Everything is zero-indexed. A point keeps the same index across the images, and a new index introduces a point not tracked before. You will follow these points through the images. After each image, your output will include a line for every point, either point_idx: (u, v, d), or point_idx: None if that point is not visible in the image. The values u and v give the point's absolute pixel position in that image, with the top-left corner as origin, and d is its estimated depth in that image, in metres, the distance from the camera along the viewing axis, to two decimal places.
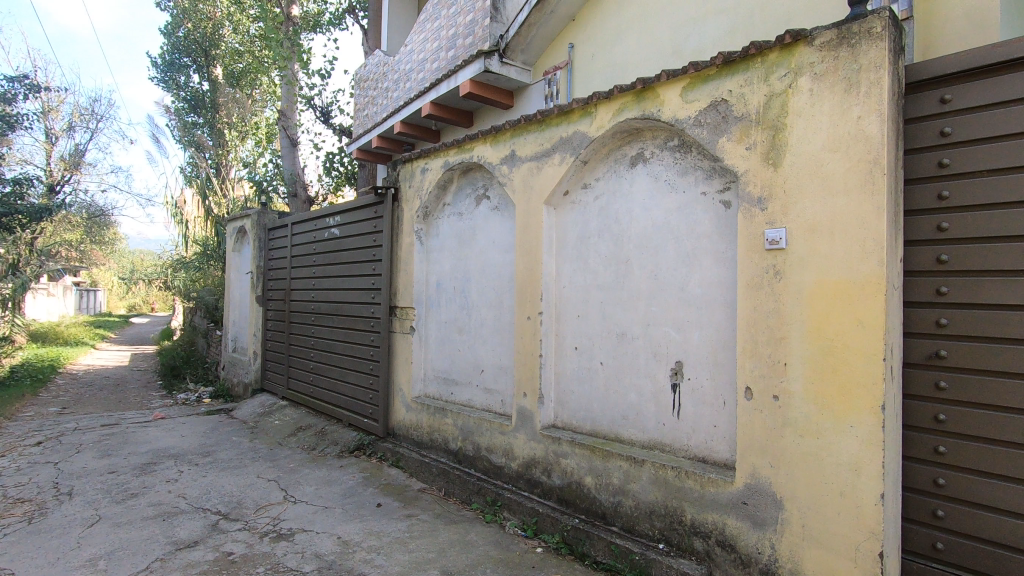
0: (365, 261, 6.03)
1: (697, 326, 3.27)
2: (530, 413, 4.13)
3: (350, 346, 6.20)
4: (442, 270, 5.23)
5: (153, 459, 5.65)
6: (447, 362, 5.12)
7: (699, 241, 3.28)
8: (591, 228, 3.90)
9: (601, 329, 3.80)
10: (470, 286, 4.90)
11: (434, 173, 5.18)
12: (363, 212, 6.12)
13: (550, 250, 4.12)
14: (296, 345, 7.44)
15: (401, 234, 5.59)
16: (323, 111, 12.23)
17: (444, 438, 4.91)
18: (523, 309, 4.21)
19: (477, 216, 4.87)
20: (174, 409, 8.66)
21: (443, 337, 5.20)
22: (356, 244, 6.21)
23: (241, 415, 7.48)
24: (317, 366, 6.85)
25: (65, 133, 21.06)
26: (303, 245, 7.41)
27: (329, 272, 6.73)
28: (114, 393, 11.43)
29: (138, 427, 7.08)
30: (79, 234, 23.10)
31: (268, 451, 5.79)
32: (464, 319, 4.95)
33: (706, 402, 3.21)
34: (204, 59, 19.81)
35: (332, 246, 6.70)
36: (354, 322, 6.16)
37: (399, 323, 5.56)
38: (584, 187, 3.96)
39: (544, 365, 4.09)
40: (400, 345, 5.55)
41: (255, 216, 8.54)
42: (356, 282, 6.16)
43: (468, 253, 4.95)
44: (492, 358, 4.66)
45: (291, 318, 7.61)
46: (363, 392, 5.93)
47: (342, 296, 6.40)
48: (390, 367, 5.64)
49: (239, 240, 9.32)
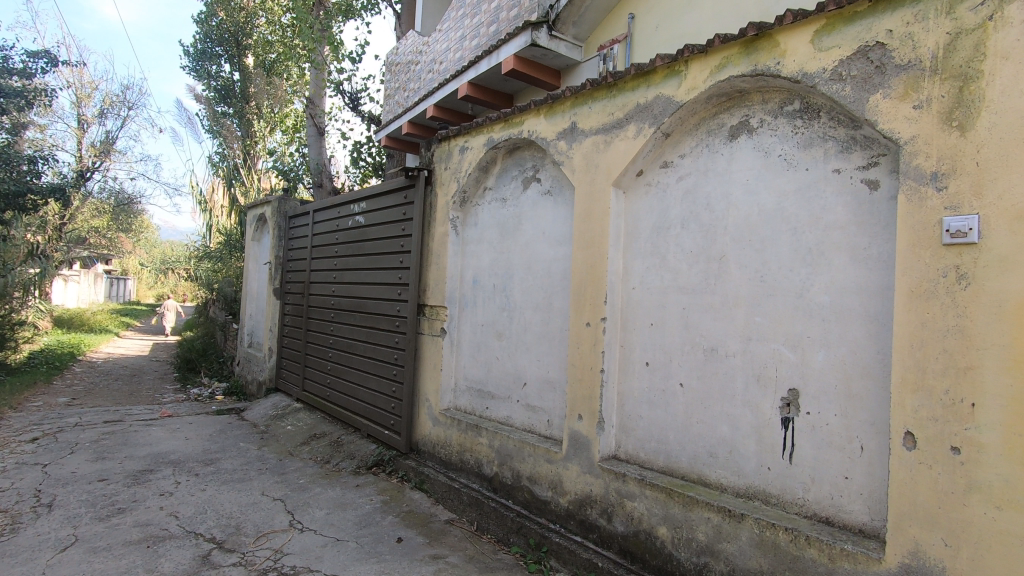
0: (392, 252, 5.37)
1: (823, 344, 2.50)
2: (585, 440, 3.39)
3: (372, 348, 5.55)
4: (480, 265, 4.53)
5: (149, 465, 5.05)
6: (483, 372, 4.42)
7: (827, 233, 2.51)
8: (671, 216, 3.16)
9: (682, 343, 3.05)
10: (514, 284, 4.19)
11: (475, 151, 4.48)
12: (390, 198, 5.47)
13: (618, 243, 3.38)
14: (314, 343, 6.84)
15: (434, 223, 4.92)
16: (352, 98, 11.66)
17: (477, 461, 4.21)
18: (580, 313, 3.48)
19: (524, 203, 4.16)
20: (184, 405, 8.13)
21: (478, 343, 4.50)
22: (382, 234, 5.57)
23: (252, 416, 6.89)
24: (335, 367, 6.22)
25: (96, 120, 20.98)
26: (325, 235, 6.80)
27: (351, 265, 6.11)
28: (127, 385, 10.99)
29: (141, 426, 6.53)
30: (106, 221, 23.03)
31: (276, 462, 5.15)
32: (505, 322, 4.24)
33: (834, 445, 2.44)
34: (235, 49, 19.21)
35: (355, 236, 6.07)
36: (376, 321, 5.51)
37: (428, 324, 4.88)
38: (663, 167, 3.22)
39: (606, 382, 3.35)
40: (428, 349, 4.87)
41: (276, 202, 8.00)
42: (381, 277, 5.51)
43: (512, 245, 4.24)
44: (538, 369, 3.94)
45: (309, 314, 7.02)
46: (384, 400, 5.26)
47: (364, 292, 5.76)
48: (415, 373, 4.97)
49: (258, 229, 8.79)
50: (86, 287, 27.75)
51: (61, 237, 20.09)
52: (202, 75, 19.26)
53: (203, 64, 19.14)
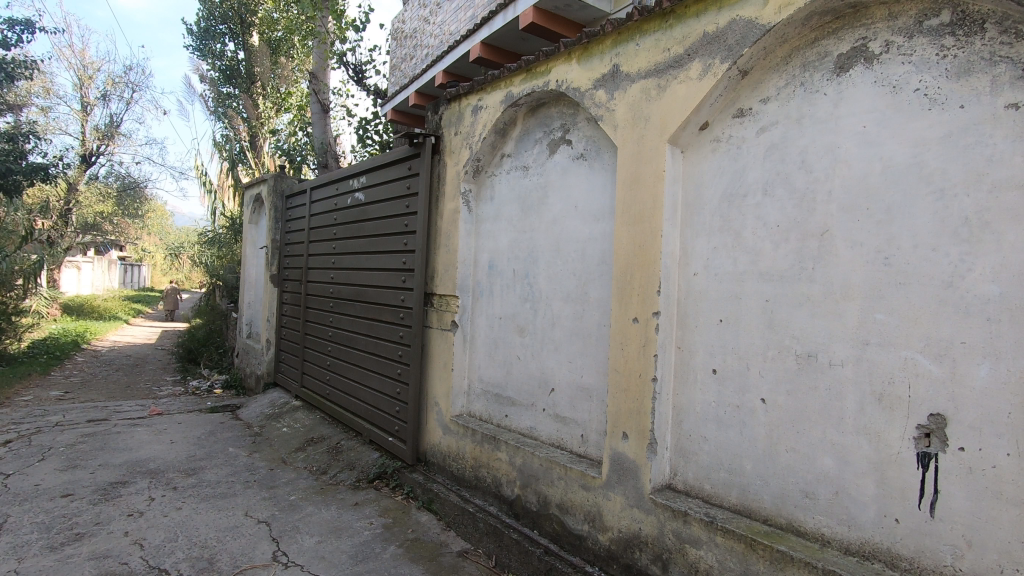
0: (394, 233, 4.67)
1: (987, 351, 1.78)
2: (632, 466, 2.70)
3: (373, 343, 4.89)
4: (498, 247, 3.83)
5: (124, 477, 4.47)
6: (502, 374, 3.74)
7: (995, 196, 1.78)
8: (749, 180, 2.42)
9: (764, 346, 2.33)
10: (539, 268, 3.48)
11: (491, 110, 3.75)
12: (393, 170, 4.76)
13: (674, 216, 2.66)
14: (312, 336, 6.20)
15: (442, 198, 4.21)
16: (357, 71, 10.85)
17: (495, 480, 3.54)
18: (626, 306, 2.76)
19: (551, 170, 3.43)
20: (178, 401, 7.57)
21: (496, 339, 3.81)
22: (383, 212, 4.87)
23: (246, 415, 6.29)
24: (334, 363, 5.59)
25: (100, 103, 20.43)
26: (323, 215, 6.13)
27: (350, 248, 5.43)
28: (126, 376, 10.51)
29: (125, 426, 5.96)
30: (113, 206, 22.57)
31: (267, 474, 4.54)
32: (528, 315, 3.55)
33: (1005, 497, 1.72)
34: (239, 27, 18.23)
35: (354, 215, 5.38)
36: (378, 312, 4.83)
37: (436, 316, 4.20)
38: (737, 116, 2.47)
39: (660, 393, 2.64)
40: (437, 345, 4.19)
41: (272, 180, 7.34)
42: (382, 261, 4.82)
43: (536, 223, 3.52)
44: (569, 374, 3.25)
45: (307, 303, 6.38)
46: (386, 402, 4.61)
47: (365, 279, 5.09)
48: (422, 372, 4.30)
49: (255, 211, 8.14)
50: (99, 273, 27.56)
51: (67, 223, 19.69)
52: (205, 53, 18.51)
53: (205, 42, 18.36)
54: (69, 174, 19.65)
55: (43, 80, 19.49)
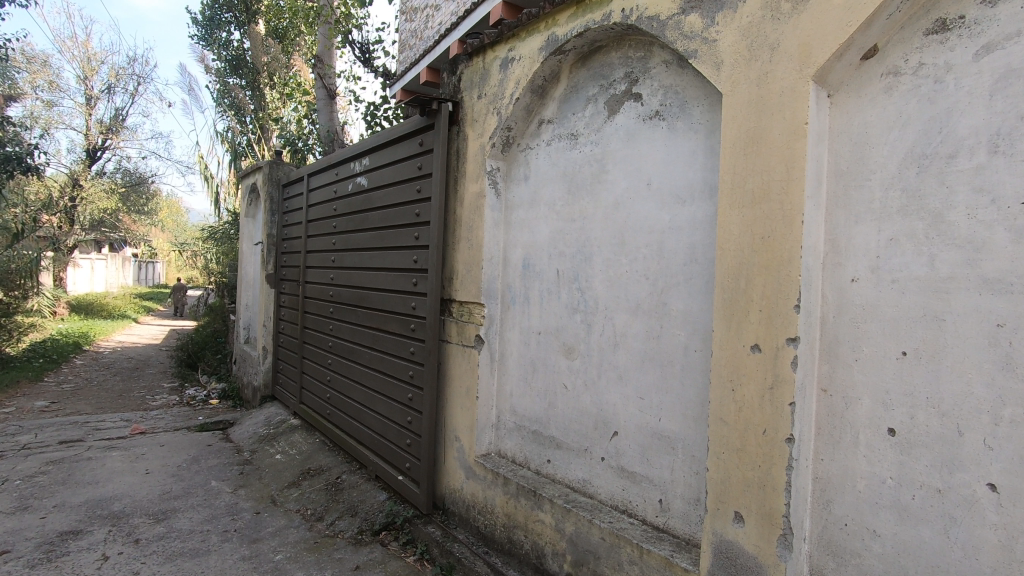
0: (402, 224, 3.80)
1: None
2: (750, 565, 1.82)
3: (376, 358, 4.03)
4: (536, 241, 2.96)
5: (79, 524, 3.68)
6: (543, 405, 2.89)
7: None
8: (959, 132, 1.52)
9: (994, 400, 1.44)
10: (594, 270, 2.61)
11: (526, 61, 2.86)
12: (399, 148, 3.90)
13: (818, 192, 1.76)
14: (311, 345, 5.39)
15: (462, 180, 3.34)
16: (363, 50, 9.98)
17: (536, 548, 2.69)
18: (741, 326, 1.87)
19: (610, 137, 2.55)
20: (167, 416, 6.82)
21: (534, 360, 2.96)
22: (388, 198, 4.00)
23: (237, 436, 5.50)
24: (335, 379, 4.76)
25: (104, 97, 19.85)
26: (321, 206, 5.29)
27: (351, 244, 4.58)
28: (121, 383, 9.81)
29: (99, 450, 5.20)
30: (119, 202, 22.01)
31: (251, 520, 3.73)
32: (580, 332, 2.68)
33: None
34: (244, 16, 17.30)
35: (356, 204, 4.53)
36: (382, 322, 3.97)
37: (456, 328, 3.35)
38: (934, 33, 1.57)
39: (797, 460, 1.75)
40: (457, 365, 3.33)
41: (267, 168, 6.54)
42: (387, 259, 3.95)
43: (589, 208, 2.65)
44: (640, 413, 2.38)
45: (305, 308, 5.57)
46: (394, 433, 3.76)
47: (368, 280, 4.23)
48: (439, 399, 3.44)
49: (250, 203, 7.34)
50: (111, 270, 27.14)
51: (72, 219, 19.14)
52: (210, 41, 17.75)
53: (210, 31, 17.58)
54: (73, 169, 19.10)
55: (46, 73, 18.93)
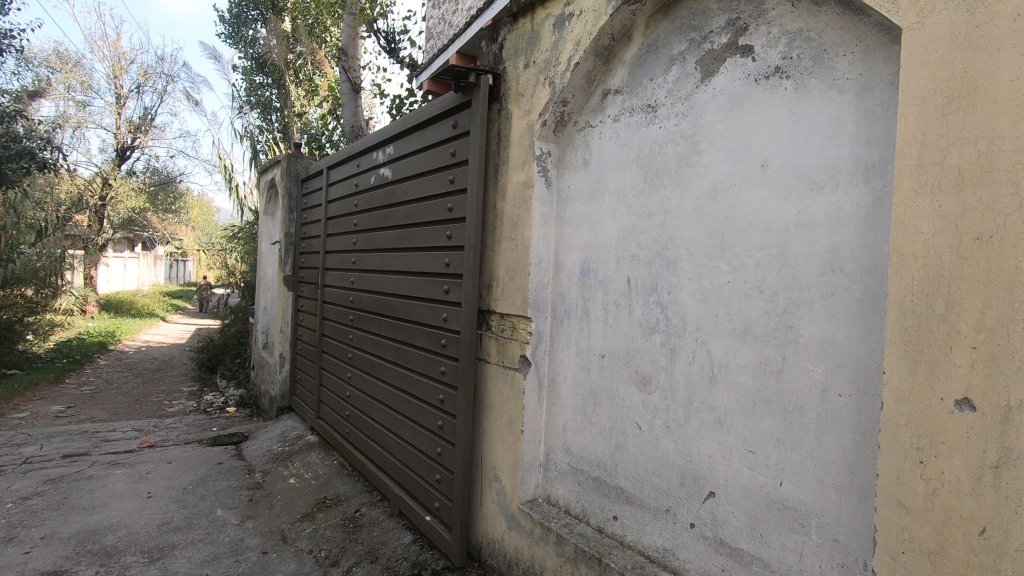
0: (430, 220, 3.25)
1: None
2: None
3: (401, 376, 3.50)
4: (599, 242, 2.38)
5: (64, 562, 3.23)
6: (607, 446, 2.31)
7: None
8: None
9: None
10: (680, 278, 2.03)
11: (590, 14, 2.29)
12: (428, 133, 3.36)
13: None
14: (330, 355, 4.90)
15: (504, 167, 2.78)
16: (389, 40, 9.51)
17: None
18: (938, 368, 1.25)
19: (704, 106, 1.96)
20: (181, 426, 6.43)
21: (596, 389, 2.38)
22: (415, 192, 3.46)
23: (250, 453, 5.05)
24: (355, 395, 4.25)
25: (133, 96, 19.90)
26: (341, 201, 4.79)
27: (373, 244, 4.06)
28: (141, 386, 9.52)
29: (103, 467, 4.78)
30: (148, 201, 22.11)
31: (257, 562, 3.23)
32: (659, 358, 2.10)
33: None
34: (270, 10, 16.79)
35: (378, 199, 4.00)
36: (407, 334, 3.44)
37: (496, 345, 2.79)
38: None
39: None
40: (497, 390, 2.77)
41: (286, 162, 6.11)
42: (414, 262, 3.41)
43: (673, 200, 2.07)
44: (750, 471, 1.79)
45: (324, 313, 5.09)
46: (422, 465, 3.21)
47: (391, 285, 3.69)
48: (474, 429, 2.88)
49: (269, 200, 6.91)
50: (143, 268, 27.38)
51: (102, 218, 19.20)
52: (236, 39, 17.57)
53: (237, 30, 17.27)
54: (103, 169, 19.16)
55: (80, 74, 19.04)
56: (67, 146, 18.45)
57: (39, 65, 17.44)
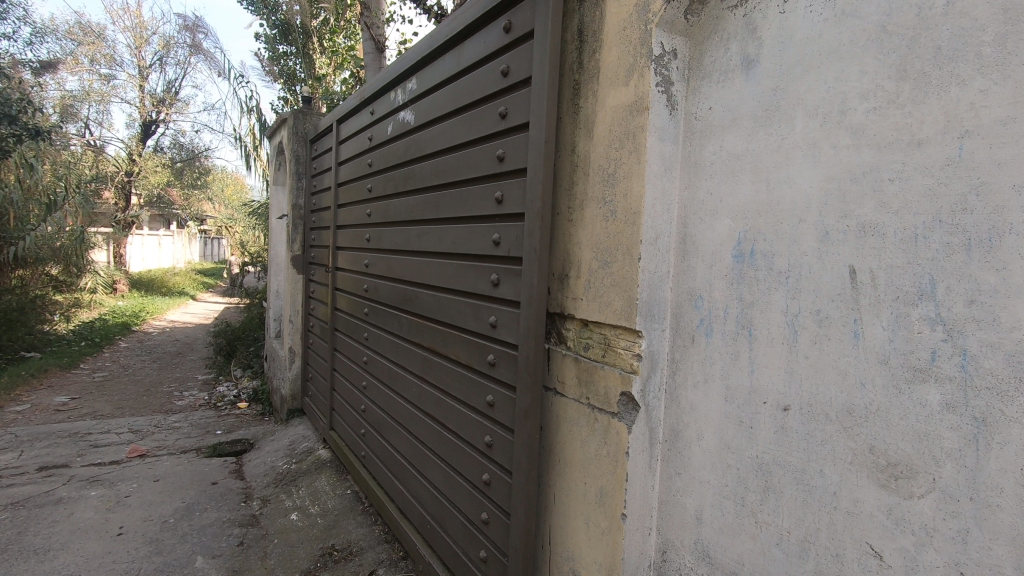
0: (468, 177, 2.21)
1: None
2: None
3: (429, 399, 2.53)
4: (778, 205, 1.33)
5: None
6: (793, 568, 1.29)
7: None
8: None
9: None
10: (1005, 274, 0.97)
11: None
12: (466, 51, 2.30)
13: None
14: (342, 355, 3.98)
15: (591, 85, 1.73)
16: None
17: None
18: None
19: None
20: (182, 428, 5.65)
21: (769, 463, 1.35)
22: (446, 139, 2.42)
23: (252, 470, 4.21)
24: (373, 410, 3.32)
25: (155, 67, 19.15)
26: (354, 163, 3.80)
27: (390, 215, 3.06)
28: (155, 374, 8.88)
29: (78, 487, 3.99)
30: (174, 178, 21.58)
31: None
32: (939, 431, 1.05)
33: None
34: None
35: (397, 155, 2.98)
36: (437, 340, 2.45)
37: (575, 372, 1.78)
38: None
39: None
40: (578, 441, 1.76)
41: (293, 121, 5.16)
42: (445, 240, 2.39)
43: (986, 111, 1.00)
44: None
45: (336, 303, 4.16)
46: (460, 530, 2.26)
47: (415, 272, 2.70)
48: (540, 495, 1.89)
49: (277, 168, 5.97)
50: (179, 247, 27.20)
51: (129, 196, 18.73)
52: None
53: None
54: (127, 144, 18.57)
55: (103, 46, 18.28)
56: (91, 121, 17.88)
57: (60, 36, 16.75)
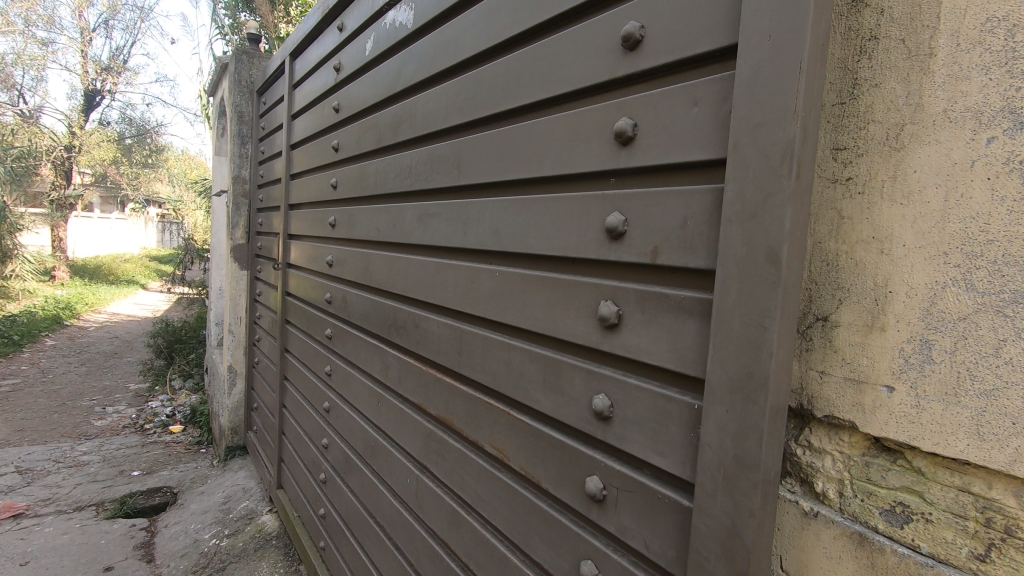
0: (535, 100, 1.09)
1: None
2: None
3: (439, 510, 1.44)
4: None
5: None
6: None
7: None
8: None
9: None
10: None
11: None
12: None
13: None
14: (295, 390, 2.82)
15: None
16: None
17: None
18: None
19: None
20: (89, 466, 4.35)
21: None
22: (480, 35, 1.28)
23: (165, 546, 3.01)
24: (337, 485, 2.20)
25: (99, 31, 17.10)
26: (313, 113, 2.61)
27: (368, 187, 1.92)
28: (77, 382, 7.43)
29: None
30: (122, 155, 19.58)
31: None
32: None
33: None
34: None
35: (380, 86, 1.83)
36: (457, 412, 1.35)
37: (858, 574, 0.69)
38: None
39: None
40: None
41: (235, 66, 3.90)
42: (477, 229, 1.27)
43: None
44: None
45: (287, 315, 2.98)
46: None
47: (412, 282, 1.58)
48: None
49: (220, 133, 4.67)
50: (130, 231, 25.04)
51: (70, 174, 16.76)
52: None
53: None
54: (67, 115, 16.52)
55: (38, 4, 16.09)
56: (24, 88, 15.78)
57: None
